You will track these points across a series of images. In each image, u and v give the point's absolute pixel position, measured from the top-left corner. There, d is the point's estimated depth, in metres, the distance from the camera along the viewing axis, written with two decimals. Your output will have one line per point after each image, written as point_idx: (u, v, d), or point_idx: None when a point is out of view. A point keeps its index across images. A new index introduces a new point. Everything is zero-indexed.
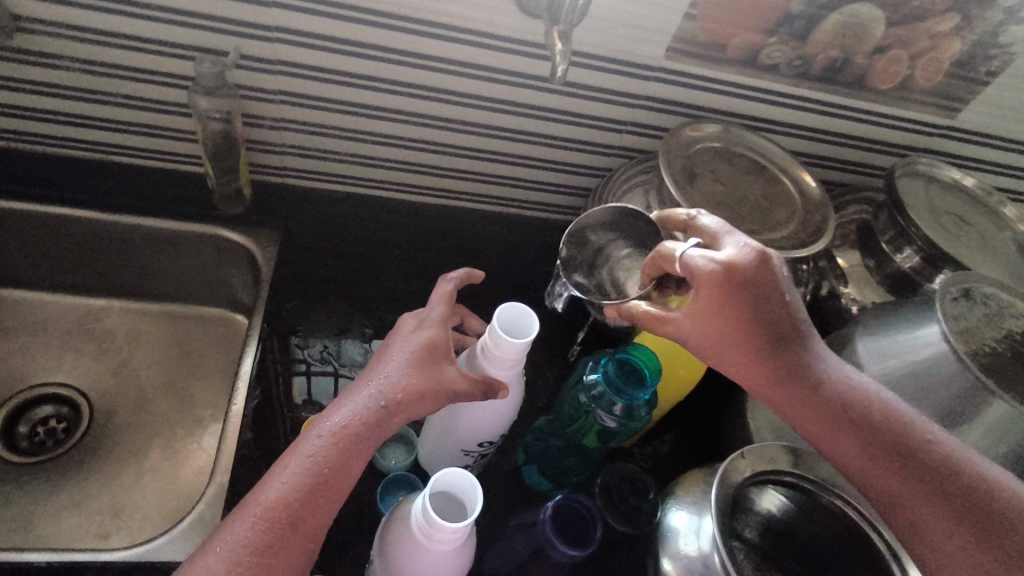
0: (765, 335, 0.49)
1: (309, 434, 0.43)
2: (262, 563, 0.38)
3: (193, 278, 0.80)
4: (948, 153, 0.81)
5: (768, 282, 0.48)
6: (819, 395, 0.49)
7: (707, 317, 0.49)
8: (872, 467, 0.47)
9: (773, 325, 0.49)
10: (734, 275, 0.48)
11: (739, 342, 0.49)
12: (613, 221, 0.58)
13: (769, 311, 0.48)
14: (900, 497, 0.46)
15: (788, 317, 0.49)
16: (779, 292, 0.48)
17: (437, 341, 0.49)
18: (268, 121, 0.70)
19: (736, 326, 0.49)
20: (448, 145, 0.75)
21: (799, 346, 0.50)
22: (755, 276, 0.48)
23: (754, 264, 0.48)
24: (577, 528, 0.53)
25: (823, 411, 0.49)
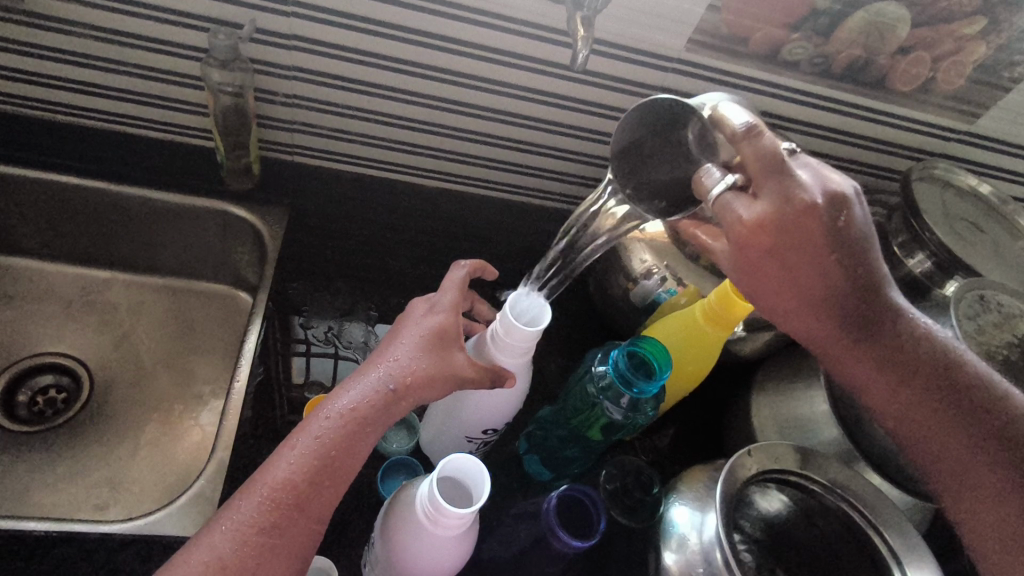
0: (816, 291, 0.47)
1: (318, 413, 0.43)
2: (266, 543, 0.38)
3: (198, 254, 0.79)
4: (965, 159, 0.80)
5: (810, 231, 0.45)
6: (862, 344, 0.49)
7: (755, 272, 0.48)
8: (908, 417, 0.49)
9: (825, 283, 0.47)
10: (778, 235, 0.45)
11: (783, 288, 0.48)
12: (653, 117, 0.48)
13: (821, 271, 0.46)
14: (924, 434, 0.49)
15: (834, 268, 0.46)
16: (825, 247, 0.46)
17: (447, 327, 0.48)
18: (280, 97, 0.69)
19: (786, 282, 0.48)
20: (460, 129, 0.74)
21: (847, 296, 0.47)
22: (794, 231, 0.45)
23: (794, 217, 0.45)
24: (579, 519, 0.53)
25: (863, 361, 0.49)
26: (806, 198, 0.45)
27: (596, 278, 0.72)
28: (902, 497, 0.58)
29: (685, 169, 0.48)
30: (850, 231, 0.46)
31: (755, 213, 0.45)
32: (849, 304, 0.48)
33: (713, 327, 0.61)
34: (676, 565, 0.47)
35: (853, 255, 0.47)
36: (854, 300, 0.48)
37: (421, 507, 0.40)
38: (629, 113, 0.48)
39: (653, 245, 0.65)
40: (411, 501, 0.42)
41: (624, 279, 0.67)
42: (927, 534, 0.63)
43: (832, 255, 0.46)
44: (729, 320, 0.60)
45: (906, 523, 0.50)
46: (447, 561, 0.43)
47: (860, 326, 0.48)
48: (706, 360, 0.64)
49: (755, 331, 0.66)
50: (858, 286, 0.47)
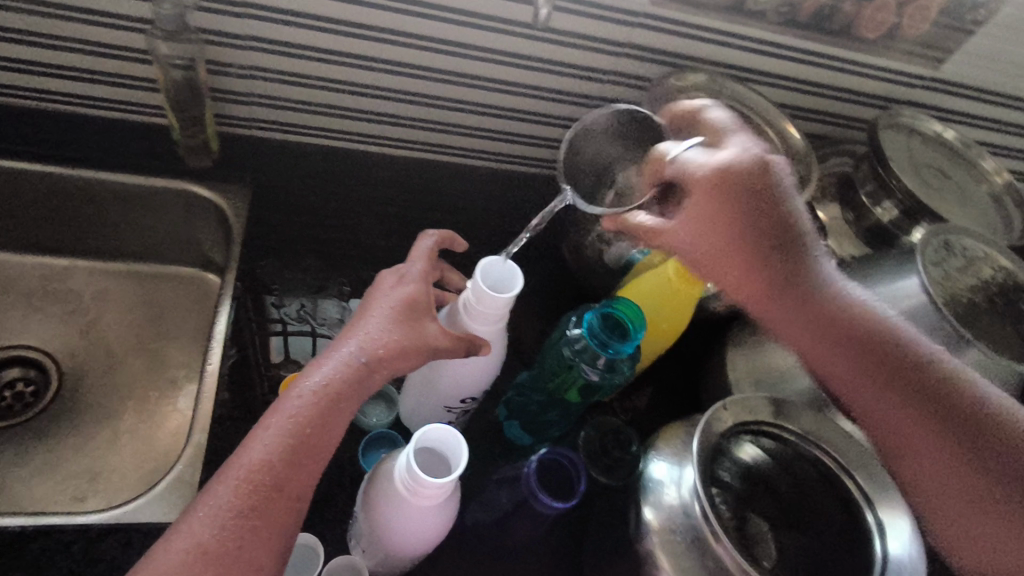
0: (757, 262, 0.49)
1: (288, 393, 0.42)
2: (248, 525, 0.38)
3: (162, 237, 0.77)
4: (931, 106, 0.80)
5: (743, 189, 0.47)
6: (808, 308, 0.49)
7: (701, 243, 0.49)
8: (870, 392, 0.48)
9: (757, 244, 0.48)
10: (722, 201, 0.47)
11: (728, 251, 0.49)
12: (597, 124, 0.57)
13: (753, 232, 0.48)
14: (887, 411, 0.47)
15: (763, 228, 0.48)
16: (754, 207, 0.48)
17: (418, 298, 0.47)
18: (235, 69, 0.66)
19: (729, 250, 0.49)
20: (424, 95, 0.72)
21: (781, 257, 0.49)
22: (729, 190, 0.47)
23: (730, 175, 0.47)
24: (559, 480, 0.54)
25: (811, 326, 0.49)
26: (742, 160, 0.48)
27: (570, 242, 0.71)
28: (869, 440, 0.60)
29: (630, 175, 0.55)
30: (784, 208, 0.49)
31: (699, 183, 0.47)
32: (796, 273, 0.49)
33: (689, 287, 0.62)
34: (656, 520, 0.48)
35: (785, 219, 0.48)
36: (798, 273, 0.49)
37: (399, 480, 0.40)
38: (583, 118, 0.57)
39: None
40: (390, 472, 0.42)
41: (598, 242, 0.67)
42: None
43: (761, 216, 0.48)
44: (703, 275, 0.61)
45: (875, 465, 0.52)
46: (428, 530, 0.43)
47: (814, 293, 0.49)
48: (681, 317, 0.64)
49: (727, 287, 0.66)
50: (792, 250, 0.49)
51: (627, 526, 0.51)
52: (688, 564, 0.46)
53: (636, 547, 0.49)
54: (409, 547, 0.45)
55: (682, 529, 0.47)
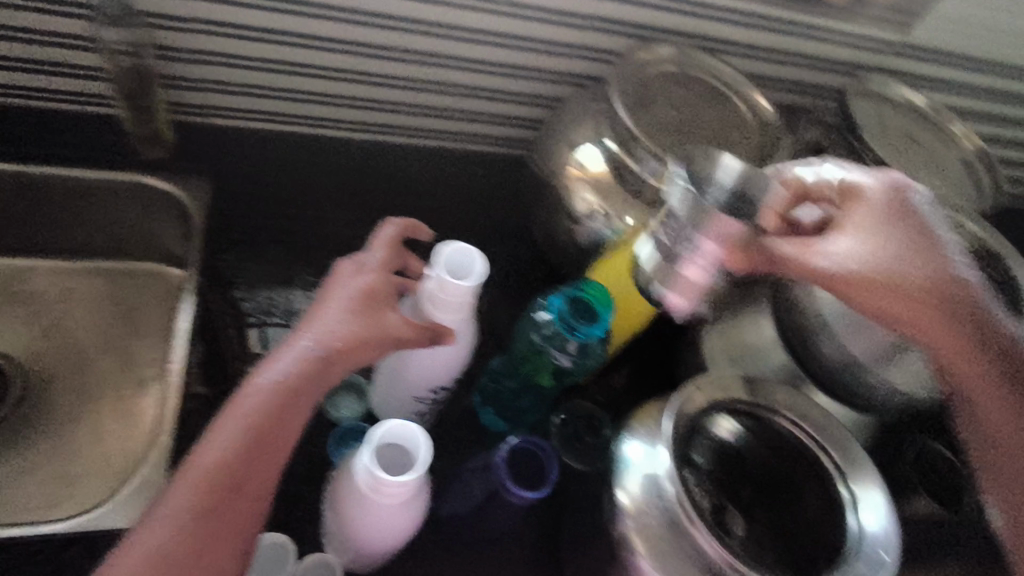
0: (928, 284, 0.45)
1: (242, 392, 0.40)
2: (202, 532, 0.36)
3: (122, 232, 0.74)
4: (903, 72, 0.79)
5: (912, 205, 0.46)
6: (967, 322, 0.46)
7: (884, 259, 0.44)
8: (996, 379, 0.48)
9: (929, 266, 0.45)
10: (926, 219, 0.46)
11: (903, 275, 0.44)
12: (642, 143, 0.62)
13: (923, 250, 0.45)
14: (1005, 414, 0.48)
15: (935, 245, 0.45)
16: (919, 223, 0.45)
17: (376, 287, 0.46)
18: (187, 54, 0.64)
19: (913, 270, 0.44)
20: (386, 75, 0.70)
21: (949, 273, 0.45)
22: (899, 205, 0.45)
23: (898, 193, 0.46)
24: (531, 470, 0.53)
25: (964, 343, 0.46)
26: (893, 181, 0.46)
27: (542, 223, 0.70)
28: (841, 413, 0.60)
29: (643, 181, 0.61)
30: (936, 232, 0.46)
31: (914, 207, 0.46)
32: (970, 287, 0.46)
33: None
34: (630, 503, 0.47)
35: (938, 238, 0.46)
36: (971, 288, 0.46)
37: (364, 484, 0.39)
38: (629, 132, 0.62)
39: (597, 184, 0.63)
40: (352, 470, 0.41)
41: (570, 223, 0.66)
42: (876, 445, 0.66)
43: (930, 232, 0.45)
44: None
45: (849, 440, 0.52)
46: (396, 525, 0.42)
47: (974, 296, 0.46)
48: (652, 298, 0.64)
49: None
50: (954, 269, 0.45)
51: (603, 510, 0.50)
52: (664, 546, 0.46)
53: (612, 530, 0.49)
54: (386, 541, 0.45)
55: (656, 511, 0.46)
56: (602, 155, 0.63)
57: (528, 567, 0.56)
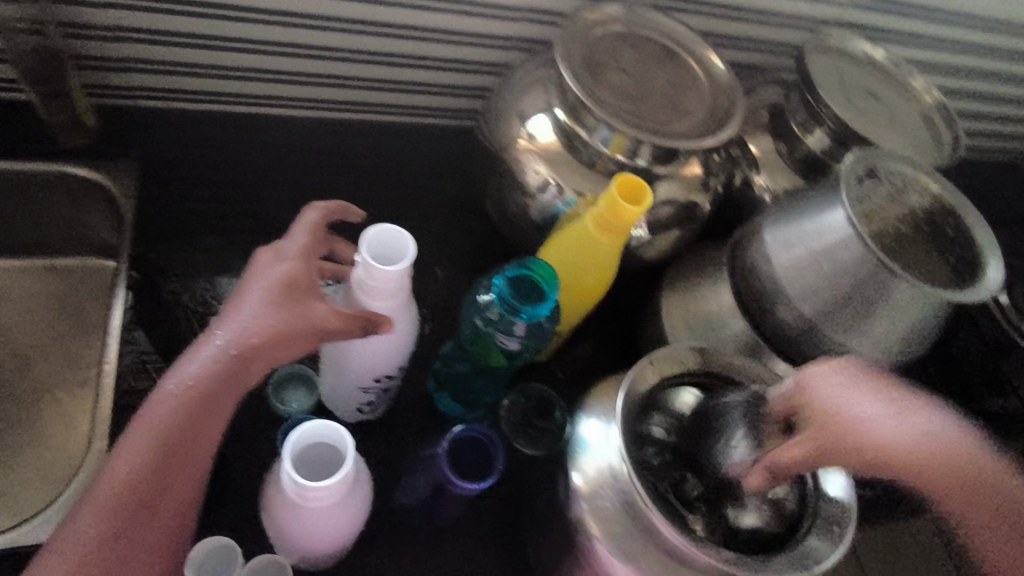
0: (866, 443, 0.41)
1: (149, 401, 0.38)
2: (111, 555, 0.34)
3: (50, 226, 0.70)
4: (861, 25, 0.77)
5: (856, 435, 0.42)
6: (906, 463, 0.42)
7: (872, 455, 0.41)
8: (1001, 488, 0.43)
9: (857, 422, 0.42)
10: (857, 404, 0.42)
11: (837, 439, 0.42)
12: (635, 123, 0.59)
13: (860, 411, 0.42)
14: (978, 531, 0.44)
15: (858, 403, 0.42)
16: (839, 393, 0.43)
17: (297, 275, 0.43)
18: (97, 31, 0.59)
19: (879, 439, 0.41)
20: (318, 47, 0.65)
21: (881, 422, 0.42)
22: (841, 441, 0.42)
23: (840, 436, 0.42)
24: (477, 458, 0.54)
25: (910, 475, 0.42)
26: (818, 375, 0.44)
27: (493, 197, 0.68)
28: None
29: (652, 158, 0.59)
30: (856, 392, 0.43)
31: (835, 393, 0.43)
32: (932, 436, 0.42)
33: (609, 239, 0.55)
34: (585, 484, 0.46)
35: (859, 392, 0.43)
36: (910, 433, 0.42)
37: (290, 491, 0.37)
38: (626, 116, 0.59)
39: (546, 155, 0.60)
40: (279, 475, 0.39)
41: (522, 196, 0.63)
42: None
43: (851, 398, 0.42)
44: (620, 227, 0.53)
45: None
46: (334, 526, 0.41)
47: (947, 444, 0.42)
48: (607, 273, 0.58)
49: (657, 233, 0.63)
50: (890, 414, 0.42)
51: (557, 494, 0.49)
52: (616, 530, 0.44)
53: (566, 515, 0.47)
54: (326, 545, 0.43)
55: (610, 493, 0.45)
56: (552, 126, 0.60)
57: (488, 553, 0.55)
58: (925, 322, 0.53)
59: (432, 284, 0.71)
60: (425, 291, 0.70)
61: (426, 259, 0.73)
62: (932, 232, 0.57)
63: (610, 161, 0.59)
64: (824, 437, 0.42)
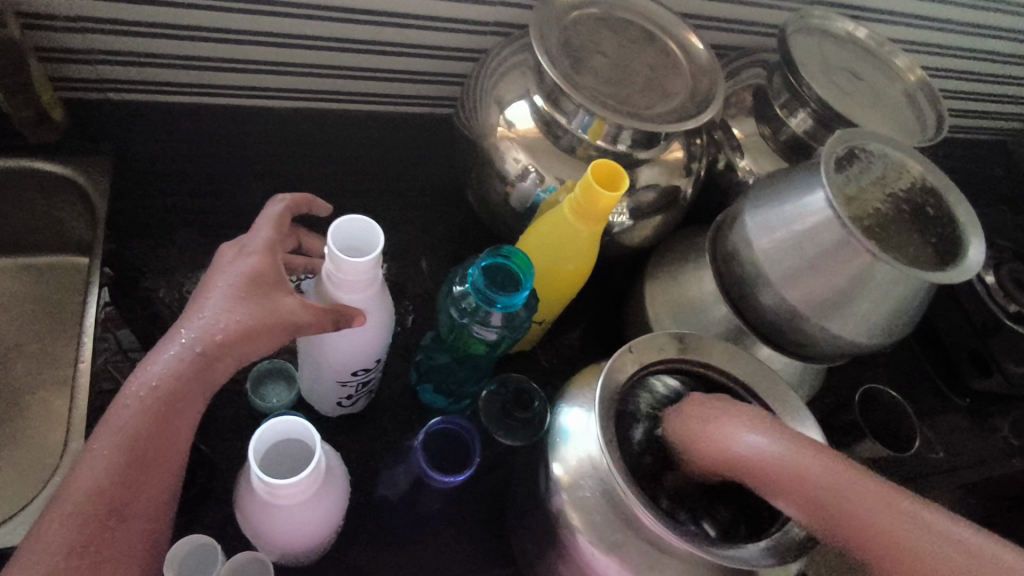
0: (715, 462, 0.44)
1: (113, 405, 0.37)
2: (83, 564, 0.33)
3: (23, 224, 0.69)
4: (844, 4, 0.76)
5: (706, 454, 0.44)
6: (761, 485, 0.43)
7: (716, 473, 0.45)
8: (885, 523, 0.39)
9: (705, 442, 0.44)
10: (706, 427, 0.45)
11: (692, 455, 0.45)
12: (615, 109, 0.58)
13: (707, 432, 0.44)
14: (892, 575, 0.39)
15: (711, 428, 0.44)
16: (697, 416, 0.45)
17: (263, 270, 0.42)
18: (61, 21, 0.58)
19: (724, 455, 0.43)
20: (291, 35, 0.64)
21: (725, 446, 0.43)
22: (697, 456, 0.45)
23: (695, 452, 0.45)
24: (458, 452, 0.52)
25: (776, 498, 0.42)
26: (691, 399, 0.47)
27: (474, 186, 0.67)
28: (785, 364, 0.58)
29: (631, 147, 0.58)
30: (716, 417, 0.45)
31: (696, 415, 0.46)
32: (776, 462, 0.41)
33: (585, 226, 0.54)
34: (566, 476, 0.45)
35: (716, 417, 0.45)
36: (762, 458, 0.42)
37: (260, 491, 0.36)
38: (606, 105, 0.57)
39: (524, 142, 0.59)
40: (249, 476, 0.39)
41: (501, 184, 0.62)
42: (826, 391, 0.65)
43: (707, 421, 0.45)
44: (597, 214, 0.52)
45: (787, 390, 0.50)
46: (309, 524, 0.40)
47: (794, 472, 0.41)
48: (587, 261, 0.57)
49: (640, 219, 0.62)
50: (739, 439, 0.43)
51: (538, 485, 0.48)
52: (599, 520, 0.44)
53: (548, 506, 0.47)
54: (299, 543, 0.42)
55: (591, 484, 0.44)
56: (530, 113, 0.59)
57: (473, 544, 0.55)
58: (908, 302, 0.52)
59: (415, 275, 0.71)
60: (407, 282, 0.69)
61: (408, 250, 0.72)
62: (917, 216, 0.55)
63: (590, 147, 0.58)
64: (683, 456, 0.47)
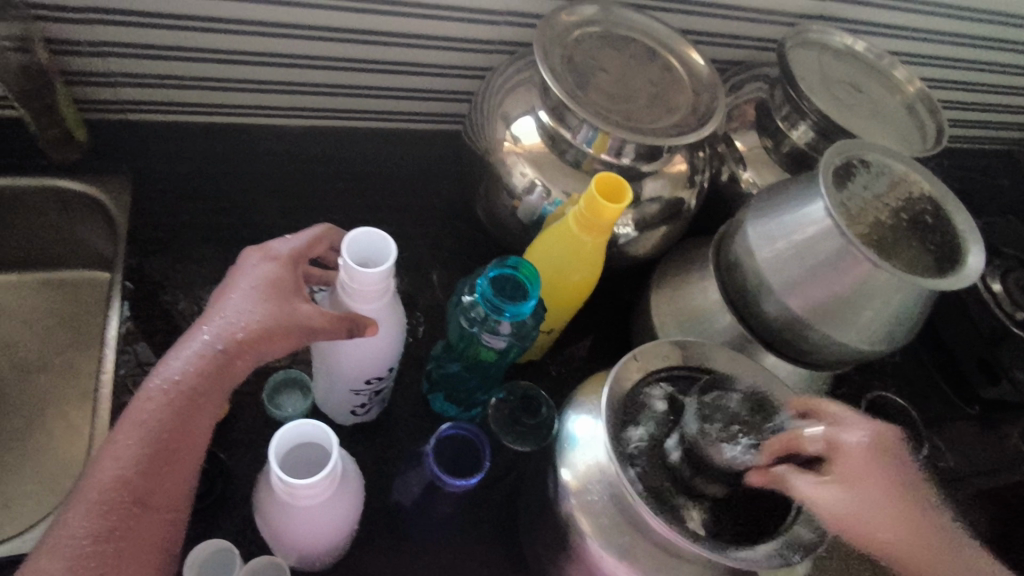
0: (872, 523, 0.41)
1: (136, 398, 0.39)
2: (108, 550, 0.34)
3: (47, 242, 0.72)
4: (842, 19, 0.78)
5: (867, 508, 0.41)
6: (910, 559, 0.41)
7: (860, 513, 0.41)
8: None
9: (879, 500, 0.41)
10: (885, 485, 0.42)
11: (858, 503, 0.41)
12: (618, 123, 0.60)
13: (886, 489, 0.42)
14: None
15: (891, 488, 0.42)
16: (878, 470, 0.42)
17: (284, 278, 0.44)
18: (85, 46, 0.60)
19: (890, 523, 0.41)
20: (303, 55, 0.67)
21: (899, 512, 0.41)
22: (855, 501, 0.41)
23: (854, 497, 0.41)
24: (469, 459, 0.54)
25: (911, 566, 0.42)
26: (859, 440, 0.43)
27: (483, 199, 0.68)
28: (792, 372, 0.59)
29: (634, 161, 0.60)
30: (891, 478, 0.42)
31: (867, 463, 0.42)
32: (935, 541, 0.42)
33: (590, 236, 0.55)
34: (574, 480, 0.46)
35: (897, 479, 0.42)
36: (928, 533, 0.42)
37: (279, 490, 0.38)
38: (610, 120, 0.59)
39: (531, 156, 0.61)
40: (269, 480, 0.40)
41: (509, 198, 0.64)
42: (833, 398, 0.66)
43: (888, 481, 0.42)
44: (602, 225, 0.54)
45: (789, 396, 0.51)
46: (326, 525, 0.42)
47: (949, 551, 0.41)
48: (593, 270, 0.59)
49: (645, 231, 0.64)
50: (912, 508, 0.42)
51: (547, 491, 0.49)
52: (605, 521, 0.45)
53: (557, 511, 0.48)
54: (312, 546, 0.44)
55: (598, 485, 0.45)
56: (535, 128, 0.60)
57: (485, 550, 0.55)
58: (904, 311, 0.53)
59: (425, 287, 0.72)
60: (418, 295, 0.71)
61: (419, 263, 0.74)
62: (915, 226, 0.56)
63: (594, 161, 0.60)
64: (833, 483, 0.42)
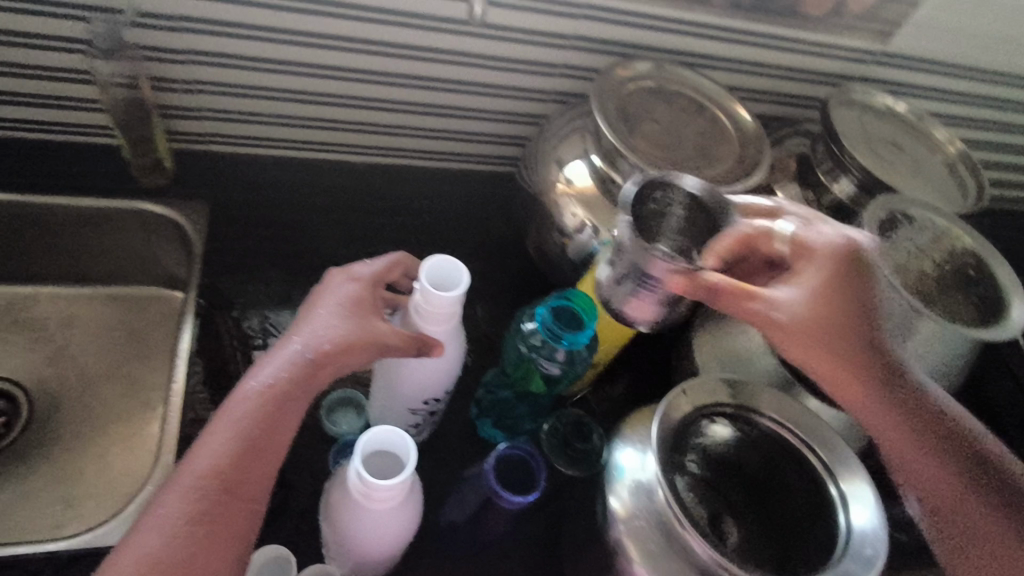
0: (850, 338, 0.50)
1: (232, 397, 0.42)
2: (199, 532, 0.37)
3: (125, 260, 0.77)
4: (884, 81, 0.81)
5: (841, 304, 0.50)
6: (899, 404, 0.50)
7: (825, 305, 0.50)
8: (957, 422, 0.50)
9: (853, 324, 0.50)
10: (861, 296, 0.51)
11: (837, 316, 0.50)
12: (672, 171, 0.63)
13: (860, 303, 0.51)
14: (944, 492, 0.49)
15: (865, 306, 0.51)
16: (848, 279, 0.51)
17: (365, 297, 0.48)
18: (181, 84, 0.66)
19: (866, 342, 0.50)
20: (376, 99, 0.72)
21: (879, 343, 0.50)
22: (824, 297, 0.50)
23: (824, 288, 0.50)
24: (522, 473, 0.56)
25: (883, 398, 0.49)
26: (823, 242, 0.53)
27: (534, 236, 0.72)
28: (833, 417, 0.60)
29: None
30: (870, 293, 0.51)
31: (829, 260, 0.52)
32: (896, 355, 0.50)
33: None
34: (622, 506, 0.48)
35: (870, 308, 0.51)
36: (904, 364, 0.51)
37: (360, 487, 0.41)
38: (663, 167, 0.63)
39: (582, 198, 0.64)
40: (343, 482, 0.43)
41: (560, 236, 0.67)
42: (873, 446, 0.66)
43: (861, 296, 0.51)
44: None
45: (835, 439, 0.53)
46: (388, 531, 0.44)
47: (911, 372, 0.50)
48: None
49: None
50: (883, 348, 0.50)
51: (595, 519, 0.51)
52: (654, 547, 0.46)
53: (605, 538, 0.49)
54: (369, 553, 0.46)
55: (646, 512, 0.47)
56: (588, 172, 0.64)
57: None
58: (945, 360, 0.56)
59: (473, 319, 0.75)
60: (466, 325, 0.74)
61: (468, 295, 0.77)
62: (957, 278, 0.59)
63: None
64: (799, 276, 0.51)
